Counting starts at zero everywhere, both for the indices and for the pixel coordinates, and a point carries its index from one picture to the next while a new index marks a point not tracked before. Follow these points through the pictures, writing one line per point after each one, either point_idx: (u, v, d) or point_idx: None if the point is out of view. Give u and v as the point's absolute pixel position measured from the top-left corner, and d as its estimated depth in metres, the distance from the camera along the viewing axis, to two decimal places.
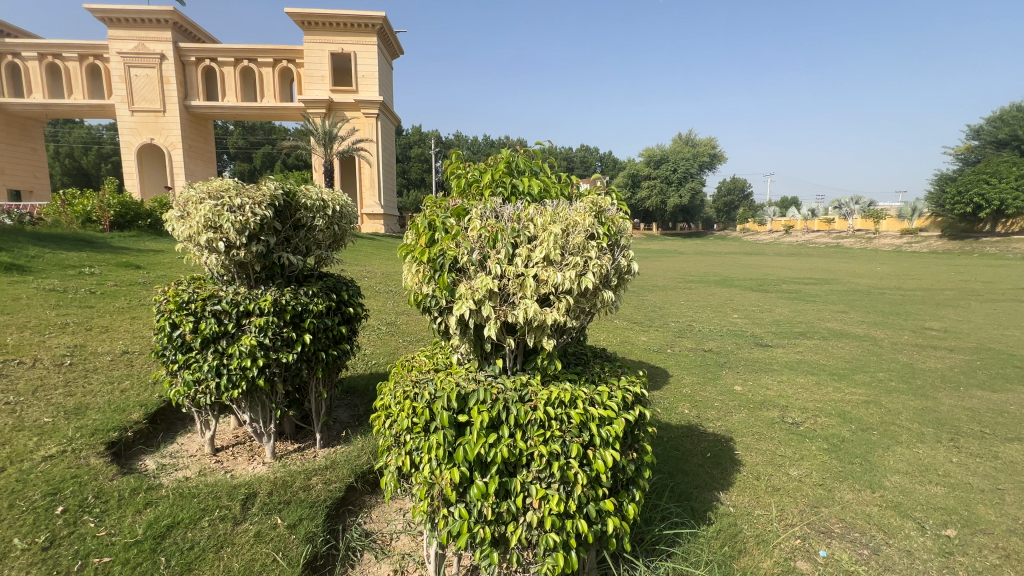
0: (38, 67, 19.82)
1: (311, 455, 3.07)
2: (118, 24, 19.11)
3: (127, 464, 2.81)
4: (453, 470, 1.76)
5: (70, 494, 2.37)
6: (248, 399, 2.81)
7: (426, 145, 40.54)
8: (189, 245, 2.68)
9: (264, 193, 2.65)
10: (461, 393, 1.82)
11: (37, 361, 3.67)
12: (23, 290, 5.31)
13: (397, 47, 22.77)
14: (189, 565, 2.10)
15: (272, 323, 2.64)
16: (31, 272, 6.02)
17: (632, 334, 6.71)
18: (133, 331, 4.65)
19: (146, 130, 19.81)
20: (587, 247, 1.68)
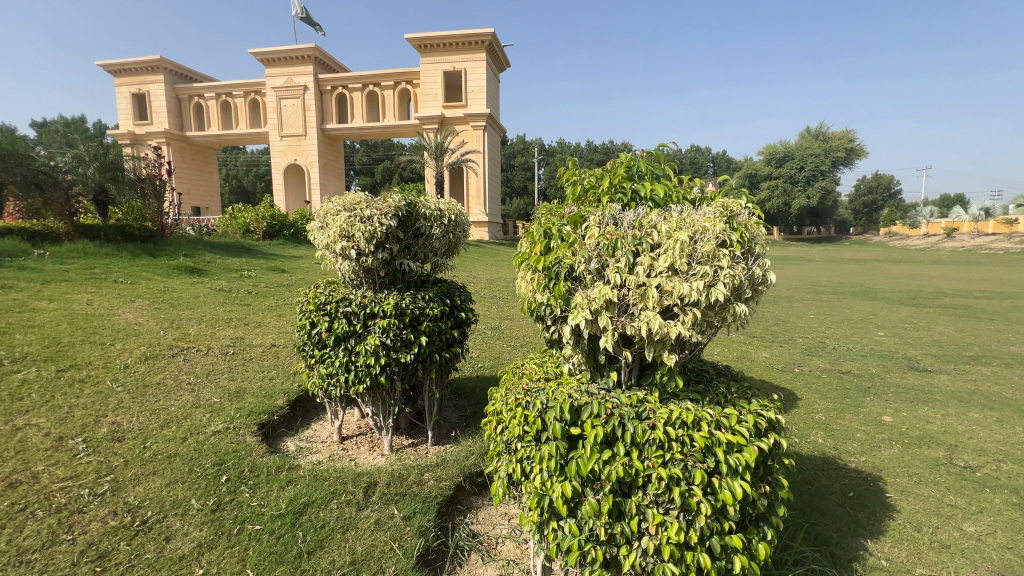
0: (214, 105, 23.96)
1: (423, 452, 3.23)
2: (273, 63, 22.38)
3: (273, 443, 3.20)
4: (565, 484, 1.71)
5: (231, 466, 2.76)
6: (371, 394, 3.05)
7: (529, 153, 41.42)
8: (327, 252, 2.98)
9: (390, 204, 2.87)
10: (574, 405, 1.77)
11: (209, 349, 4.39)
12: (201, 289, 6.39)
13: (505, 60, 23.56)
14: (320, 542, 2.31)
15: (394, 325, 2.83)
16: (206, 275, 7.24)
17: (751, 349, 6.11)
18: (279, 327, 5.35)
19: (291, 152, 22.87)
20: (717, 255, 1.54)
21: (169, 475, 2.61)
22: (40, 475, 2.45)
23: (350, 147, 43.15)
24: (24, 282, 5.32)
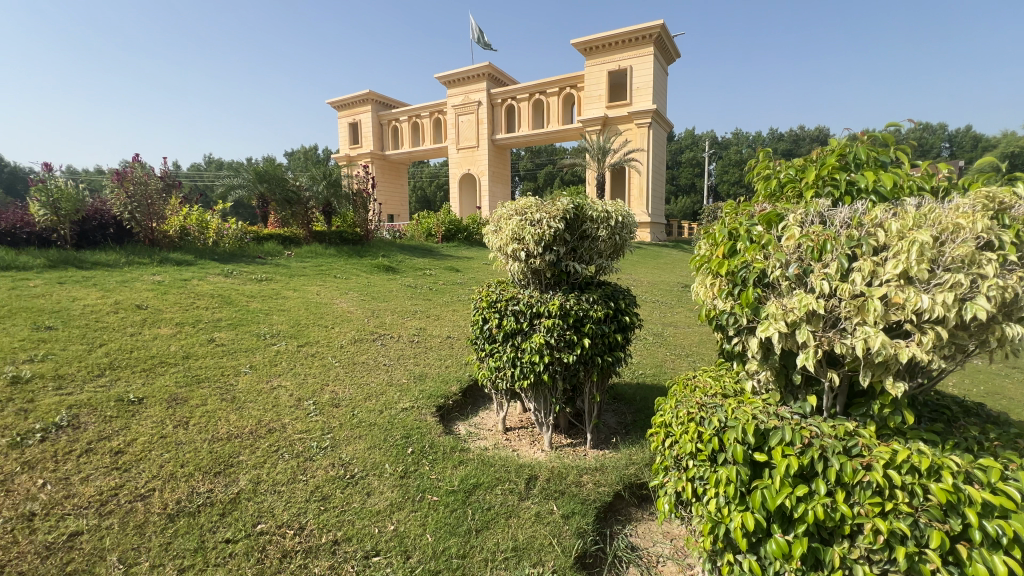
0: (407, 126, 27.85)
1: (581, 453, 3.24)
2: (454, 84, 25.07)
3: (448, 425, 3.57)
4: (746, 515, 1.52)
5: (415, 440, 3.15)
6: (534, 390, 3.17)
7: (699, 148, 38.47)
8: (499, 253, 3.19)
9: (558, 207, 2.95)
10: (760, 428, 1.57)
11: (400, 337, 5.11)
12: (395, 284, 7.49)
13: (675, 51, 22.30)
14: (487, 523, 2.48)
15: (558, 325, 2.90)
16: (399, 272, 8.45)
17: (1008, 384, 4.66)
18: (453, 321, 5.96)
19: (466, 162, 25.28)
20: (977, 261, 1.20)
21: (370, 440, 3.09)
22: (286, 426, 3.15)
23: (517, 155, 45.84)
24: (279, 276, 6.92)
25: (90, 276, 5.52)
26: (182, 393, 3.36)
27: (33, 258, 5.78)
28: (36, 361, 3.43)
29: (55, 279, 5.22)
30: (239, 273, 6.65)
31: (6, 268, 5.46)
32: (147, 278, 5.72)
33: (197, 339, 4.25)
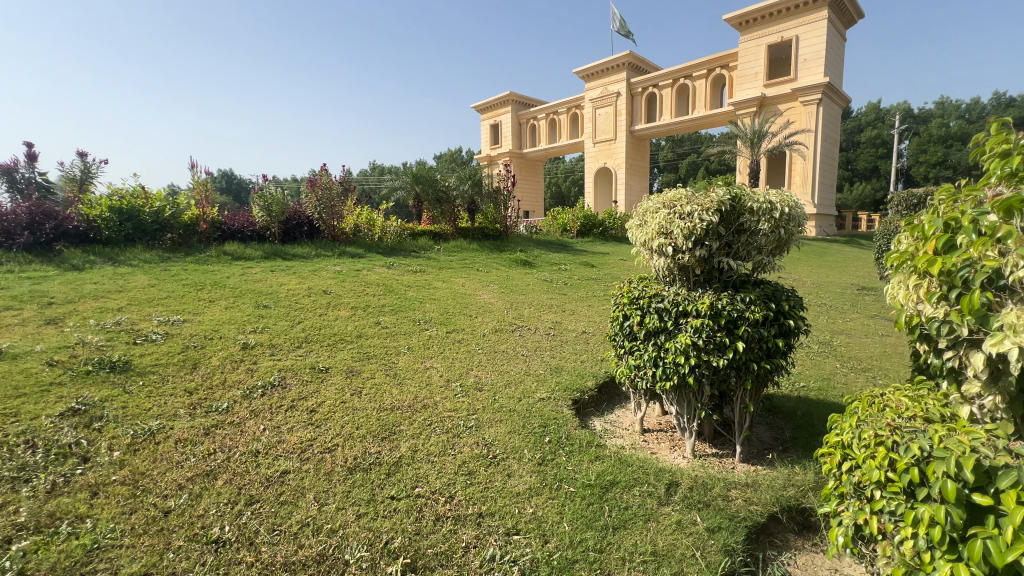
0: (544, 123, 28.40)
1: (729, 465, 2.99)
2: (593, 78, 24.83)
3: (583, 419, 3.58)
4: (959, 567, 1.25)
5: (552, 430, 3.23)
6: (676, 392, 3.01)
7: (884, 124, 32.24)
8: (643, 248, 3.09)
9: (712, 199, 2.74)
10: (982, 464, 1.27)
11: (537, 329, 5.27)
12: (532, 278, 7.74)
13: (856, 12, 19.00)
14: (624, 522, 2.43)
15: (708, 326, 2.70)
16: (536, 267, 8.71)
17: None
18: (589, 316, 5.95)
19: (602, 156, 24.88)
20: None
21: (510, 425, 3.26)
22: (438, 403, 3.49)
23: (656, 145, 43.63)
24: (431, 268, 7.65)
25: (292, 266, 6.76)
26: (356, 366, 3.93)
27: (254, 250, 7.28)
28: (257, 332, 4.33)
29: (268, 268, 6.51)
30: (399, 265, 7.52)
31: (238, 258, 6.97)
32: (331, 268, 6.80)
33: (367, 321, 4.93)
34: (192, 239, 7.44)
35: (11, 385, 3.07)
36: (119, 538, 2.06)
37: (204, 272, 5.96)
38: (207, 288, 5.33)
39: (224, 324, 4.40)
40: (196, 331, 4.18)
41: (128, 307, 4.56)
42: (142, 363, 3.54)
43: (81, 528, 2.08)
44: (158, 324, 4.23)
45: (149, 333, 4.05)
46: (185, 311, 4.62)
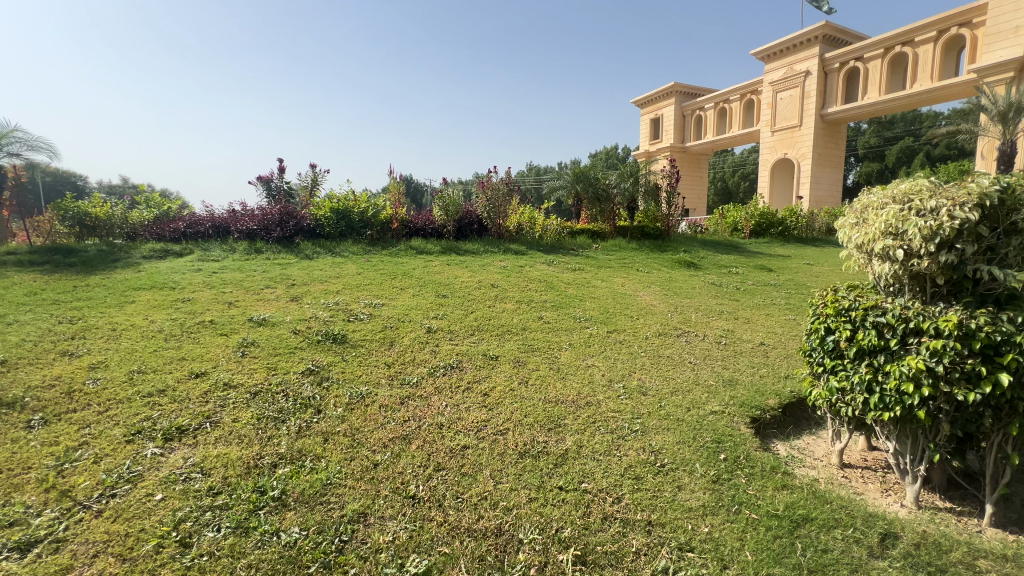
0: (712, 114, 26.13)
1: (973, 528, 2.37)
2: (775, 57, 21.98)
3: (764, 440, 3.21)
4: None
5: (728, 447, 2.96)
6: (897, 426, 2.49)
7: None
8: (858, 252, 2.62)
9: (970, 191, 2.18)
10: None
11: (705, 336, 4.89)
12: (698, 281, 7.20)
13: None
14: (822, 566, 2.11)
15: (953, 350, 2.17)
16: (701, 269, 8.08)
17: None
18: (768, 326, 5.30)
19: (783, 146, 21.91)
20: None
21: (679, 435, 3.08)
22: (601, 402, 3.47)
23: (855, 130, 36.76)
24: (590, 267, 7.66)
25: (465, 260, 7.43)
26: (523, 357, 4.14)
27: (434, 246, 8.21)
28: (438, 318, 4.87)
29: (445, 262, 7.26)
30: (558, 263, 7.71)
31: (421, 252, 7.93)
32: (497, 264, 7.29)
33: (531, 315, 5.15)
34: (386, 235, 8.70)
35: (271, 346, 3.99)
36: (343, 478, 2.50)
37: (396, 264, 6.91)
38: (398, 278, 6.18)
39: (412, 309, 5.05)
40: (392, 314, 4.87)
41: (343, 291, 5.54)
42: (354, 337, 4.27)
43: (319, 465, 2.59)
44: (364, 306, 5.05)
45: (358, 312, 4.86)
46: (383, 296, 5.42)
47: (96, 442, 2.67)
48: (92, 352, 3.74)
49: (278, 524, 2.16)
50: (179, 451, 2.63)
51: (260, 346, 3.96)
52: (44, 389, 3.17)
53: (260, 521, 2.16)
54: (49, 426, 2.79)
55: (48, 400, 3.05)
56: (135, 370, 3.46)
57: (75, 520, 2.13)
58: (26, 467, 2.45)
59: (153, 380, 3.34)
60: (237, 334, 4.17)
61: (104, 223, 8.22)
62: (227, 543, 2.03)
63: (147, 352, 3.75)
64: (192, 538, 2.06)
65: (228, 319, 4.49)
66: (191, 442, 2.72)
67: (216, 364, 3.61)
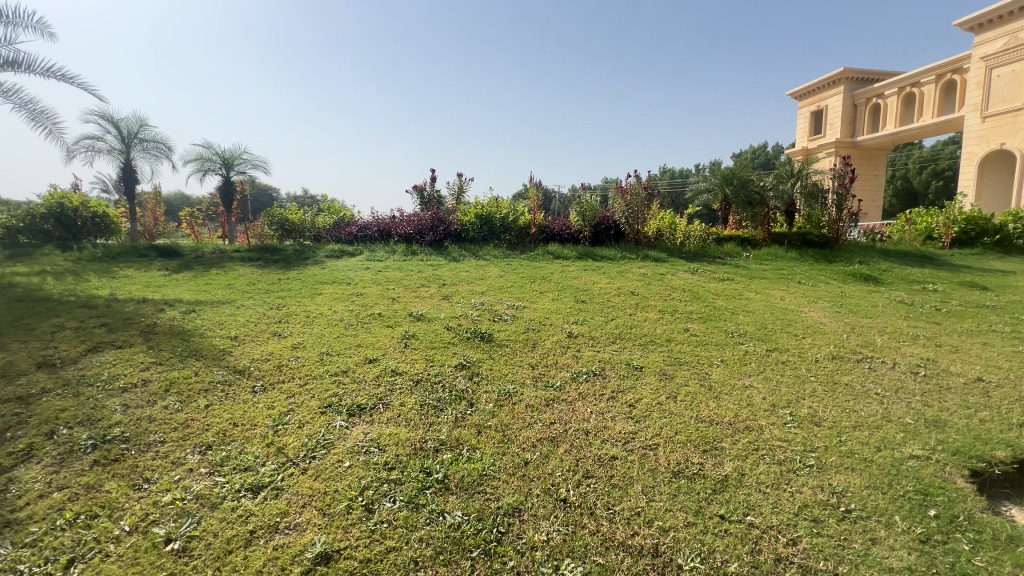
0: (895, 100, 22.01)
1: None
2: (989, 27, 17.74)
3: (993, 501, 2.57)
4: None
5: (940, 503, 2.43)
6: None
7: None
8: None
9: None
10: None
11: (896, 364, 4.11)
12: (880, 298, 6.11)
13: None
14: None
15: None
16: (883, 284, 6.85)
17: None
18: (987, 358, 4.26)
19: (998, 135, 17.58)
20: None
21: (868, 478, 2.62)
22: (763, 428, 3.12)
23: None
24: (740, 277, 7.00)
25: (602, 266, 7.34)
26: (669, 370, 3.92)
27: (570, 251, 8.27)
28: (579, 323, 4.87)
29: (582, 267, 7.26)
30: (703, 271, 7.19)
31: (557, 257, 8.06)
32: (636, 271, 7.06)
33: (676, 326, 4.87)
34: (525, 240, 9.02)
35: (428, 339, 4.37)
36: (497, 471, 2.61)
37: (535, 268, 7.12)
38: (537, 282, 6.34)
39: (553, 313, 5.13)
40: (534, 316, 5.01)
41: (488, 292, 5.87)
42: (500, 336, 4.47)
43: (474, 456, 2.74)
44: (508, 307, 5.28)
45: (502, 313, 5.09)
46: (524, 298, 5.60)
47: (299, 410, 3.19)
48: (294, 334, 4.50)
49: (443, 506, 2.33)
50: (360, 426, 3.02)
51: (419, 339, 4.37)
52: (263, 361, 3.90)
53: (428, 499, 2.36)
54: (267, 392, 3.42)
55: (266, 370, 3.74)
56: (324, 352, 4.07)
57: (288, 473, 2.57)
58: (253, 424, 3.02)
59: (338, 361, 3.89)
60: (400, 327, 4.67)
61: (298, 228, 9.96)
62: (402, 515, 2.26)
63: (332, 337, 4.40)
64: (374, 505, 2.33)
65: (393, 313, 5.06)
66: (369, 419, 3.10)
67: (385, 352, 4.07)
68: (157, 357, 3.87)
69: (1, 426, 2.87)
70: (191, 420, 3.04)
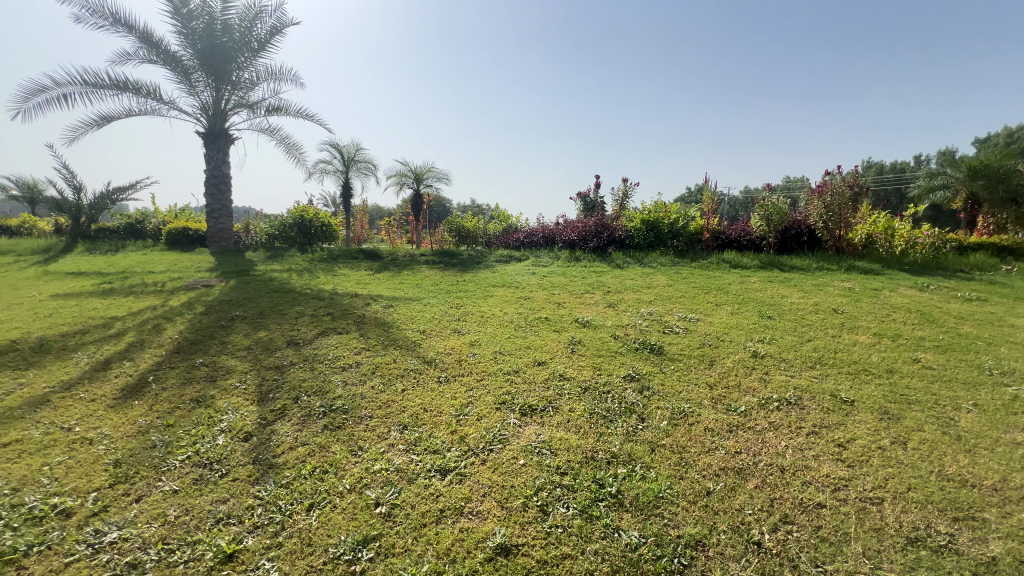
0: None
1: None
2: None
3: None
4: None
5: None
6: None
7: None
8: None
9: None
10: None
11: None
12: None
13: None
14: None
15: None
16: None
17: None
18: None
19: None
20: None
21: None
22: None
23: None
24: (996, 297, 5.38)
25: (791, 278, 6.40)
26: (893, 409, 3.18)
27: (751, 260, 7.42)
28: (765, 341, 4.29)
29: (766, 278, 6.43)
30: (938, 289, 5.72)
31: (735, 266, 7.31)
32: (838, 285, 5.98)
33: (900, 355, 3.95)
34: (696, 247, 8.39)
35: (595, 347, 4.33)
36: (676, 496, 2.42)
37: (708, 278, 6.55)
38: (712, 293, 5.81)
39: (733, 328, 4.62)
40: (710, 331, 4.58)
41: (656, 301, 5.58)
42: (672, 350, 4.19)
43: (649, 474, 2.59)
44: (679, 319, 4.94)
45: (673, 325, 4.78)
46: (698, 310, 5.17)
47: (477, 403, 3.43)
48: (470, 332, 4.90)
49: (617, 522, 2.26)
50: (532, 426, 3.11)
51: (586, 346, 4.35)
52: (445, 354, 4.33)
53: (602, 512, 2.31)
54: (450, 383, 3.78)
55: (449, 363, 4.14)
56: (498, 351, 4.34)
57: (470, 461, 2.77)
58: (440, 411, 3.36)
59: (509, 361, 4.10)
60: (567, 332, 4.72)
61: (472, 234, 10.91)
62: (577, 523, 2.25)
63: (505, 337, 4.67)
64: (548, 508, 2.37)
65: (559, 318, 5.15)
66: (540, 420, 3.18)
67: (553, 356, 4.15)
68: (366, 343, 4.59)
69: (267, 388, 3.72)
70: (391, 401, 3.52)
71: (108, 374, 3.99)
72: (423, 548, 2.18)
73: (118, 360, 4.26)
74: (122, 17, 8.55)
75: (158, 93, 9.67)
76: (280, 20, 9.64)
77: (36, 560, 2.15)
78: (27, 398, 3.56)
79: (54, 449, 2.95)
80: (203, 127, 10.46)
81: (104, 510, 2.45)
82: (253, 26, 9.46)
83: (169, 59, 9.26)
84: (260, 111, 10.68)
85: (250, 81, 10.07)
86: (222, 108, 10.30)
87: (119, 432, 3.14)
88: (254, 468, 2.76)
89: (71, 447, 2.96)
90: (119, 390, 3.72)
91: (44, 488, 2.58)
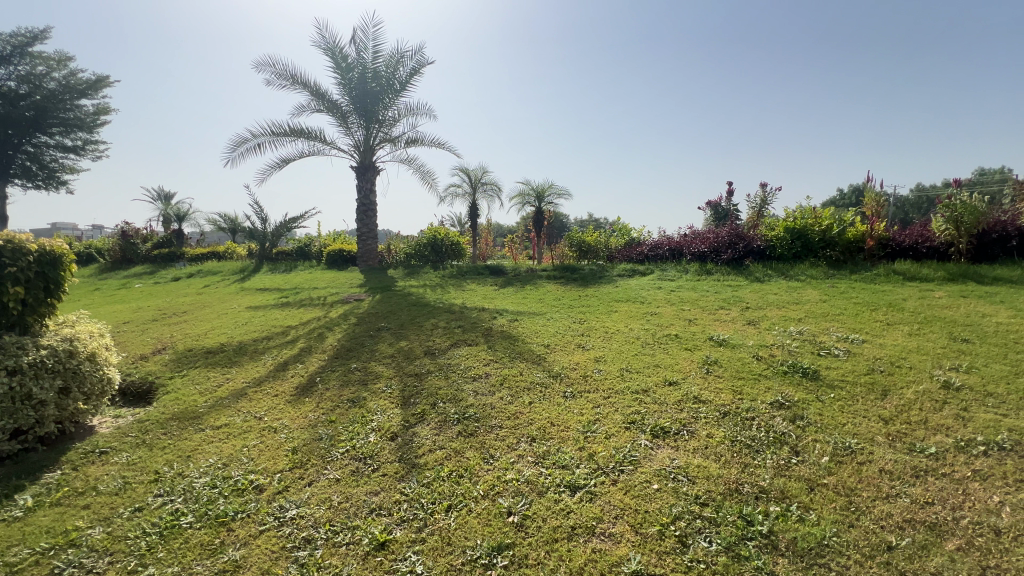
0: None
1: None
2: None
3: None
4: None
5: None
6: None
7: None
8: None
9: None
10: None
11: None
12: None
13: None
14: None
15: None
16: None
17: None
18: None
19: None
20: None
21: None
22: None
23: None
24: None
25: (995, 292, 5.19)
26: None
27: (934, 270, 6.19)
28: (960, 370, 3.51)
29: (957, 293, 5.30)
30: None
31: (912, 278, 6.16)
32: None
33: None
34: (856, 257, 7.23)
35: (734, 368, 3.96)
36: (845, 547, 2.09)
37: (875, 292, 5.61)
38: (880, 310, 4.96)
39: (913, 352, 3.87)
40: (881, 354, 3.90)
41: (806, 319, 4.93)
42: (831, 375, 3.65)
43: (809, 517, 2.27)
44: (839, 340, 4.29)
45: (831, 347, 4.17)
46: (863, 331, 4.43)
47: (605, 421, 3.36)
48: (595, 347, 4.83)
49: (771, 566, 2.02)
50: (664, 450, 2.94)
51: (724, 366, 4.00)
52: (571, 369, 4.32)
53: (752, 553, 2.09)
54: (576, 399, 3.75)
55: (574, 378, 4.12)
56: (624, 368, 4.21)
57: (601, 480, 2.71)
58: (567, 426, 3.35)
59: (637, 379, 3.94)
60: (701, 351, 4.40)
61: (593, 249, 10.82)
62: (722, 561, 2.06)
63: (631, 354, 4.51)
64: (688, 540, 2.20)
65: (691, 335, 4.83)
66: (674, 444, 2.99)
67: (686, 376, 3.89)
68: (494, 355, 4.79)
69: (408, 393, 4.08)
70: (519, 413, 3.60)
71: (287, 374, 4.74)
72: (556, 564, 2.17)
73: (294, 362, 5.06)
74: (299, 76, 10.31)
75: (323, 136, 11.41)
76: (419, 62, 10.75)
77: (240, 524, 2.61)
78: (231, 390, 4.39)
79: (250, 433, 3.58)
80: (356, 161, 12.02)
81: (285, 490, 2.89)
82: (396, 69, 10.70)
83: (331, 106, 10.86)
84: (401, 144, 11.97)
85: (393, 118, 11.36)
86: (371, 143, 11.75)
87: (295, 424, 3.70)
88: (400, 466, 3.04)
89: (262, 433, 3.57)
90: (295, 388, 4.40)
91: (244, 466, 3.14)
